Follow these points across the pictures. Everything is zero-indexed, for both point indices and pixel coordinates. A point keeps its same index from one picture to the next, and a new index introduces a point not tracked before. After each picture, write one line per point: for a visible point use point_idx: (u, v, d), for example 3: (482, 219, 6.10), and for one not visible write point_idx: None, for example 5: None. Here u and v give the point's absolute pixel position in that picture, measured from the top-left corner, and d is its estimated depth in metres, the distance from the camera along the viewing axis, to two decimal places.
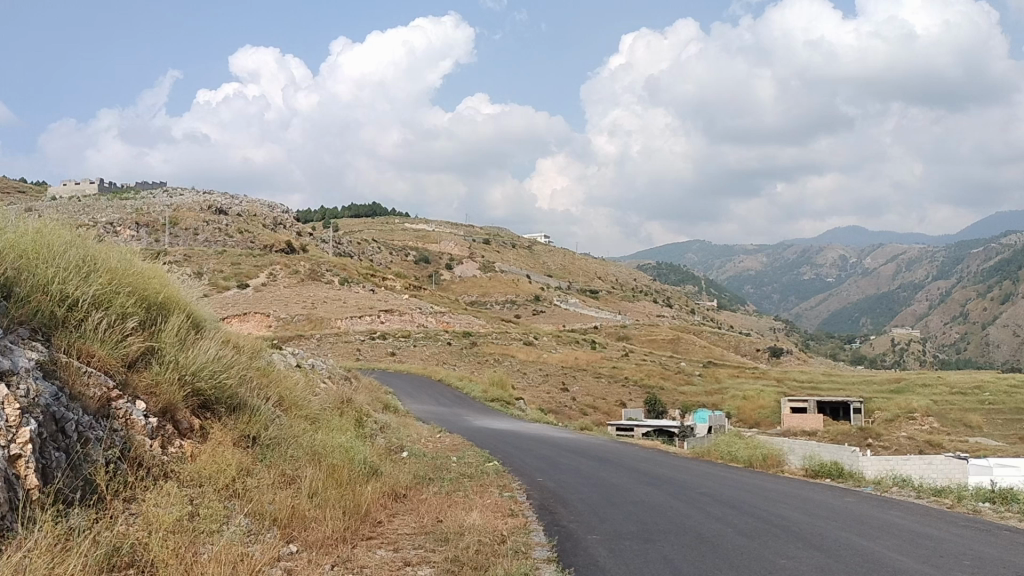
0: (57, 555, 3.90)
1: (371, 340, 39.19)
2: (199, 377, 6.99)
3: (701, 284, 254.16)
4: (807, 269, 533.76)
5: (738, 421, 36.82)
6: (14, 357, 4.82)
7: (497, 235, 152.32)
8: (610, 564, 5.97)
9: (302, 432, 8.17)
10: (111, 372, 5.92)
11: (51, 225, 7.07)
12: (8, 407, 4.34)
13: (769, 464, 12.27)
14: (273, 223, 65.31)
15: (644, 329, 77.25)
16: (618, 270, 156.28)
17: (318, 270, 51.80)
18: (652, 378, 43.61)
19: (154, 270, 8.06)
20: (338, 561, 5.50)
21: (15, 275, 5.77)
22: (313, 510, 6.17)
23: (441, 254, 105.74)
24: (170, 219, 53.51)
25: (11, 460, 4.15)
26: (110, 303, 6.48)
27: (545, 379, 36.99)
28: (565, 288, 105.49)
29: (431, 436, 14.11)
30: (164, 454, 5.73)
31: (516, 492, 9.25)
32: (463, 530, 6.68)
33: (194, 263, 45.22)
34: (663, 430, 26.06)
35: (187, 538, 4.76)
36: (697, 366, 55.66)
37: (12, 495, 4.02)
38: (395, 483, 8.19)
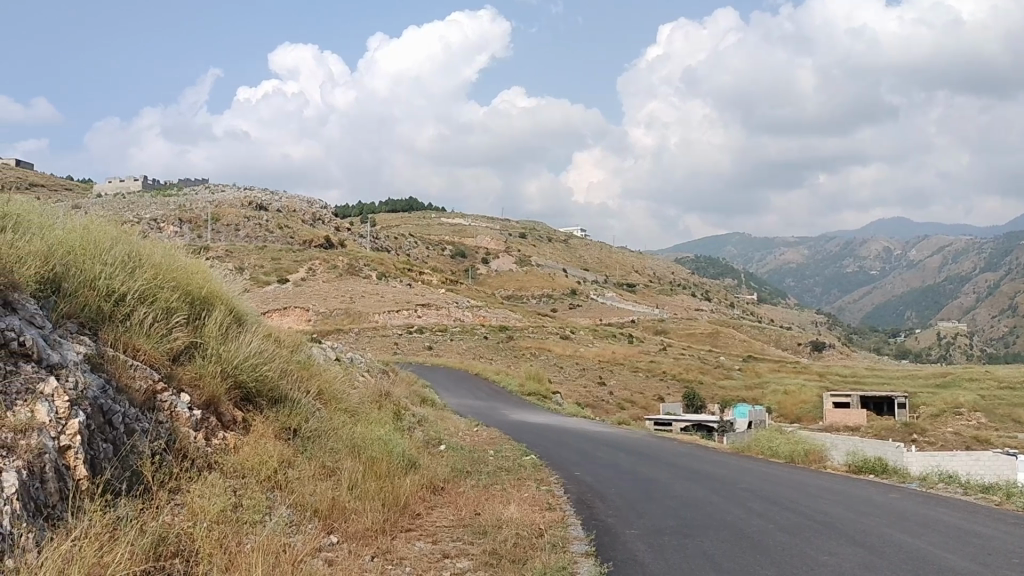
0: (105, 543, 4.01)
1: (408, 334, 39.52)
2: (242, 370, 7.13)
3: (742, 278, 252.60)
4: (852, 262, 533.74)
5: (779, 417, 36.49)
6: (64, 351, 4.97)
7: (535, 228, 152.72)
8: (649, 560, 5.97)
9: (342, 425, 8.26)
10: (157, 365, 6.08)
11: (98, 222, 7.26)
12: (58, 399, 4.48)
13: (811, 460, 12.14)
14: (312, 219, 66.05)
15: (683, 323, 76.87)
16: (655, 264, 155.89)
17: (357, 265, 52.27)
18: (691, 373, 43.40)
19: (198, 266, 8.23)
20: (378, 552, 5.60)
21: (63, 271, 5.92)
22: (353, 502, 6.25)
23: (479, 249, 106.14)
24: (212, 215, 54.42)
25: (61, 451, 4.27)
26: (155, 298, 6.63)
27: (582, 374, 36.94)
28: (602, 281, 105.48)
29: (468, 430, 14.20)
30: (209, 446, 5.87)
31: (553, 485, 9.29)
32: (501, 524, 6.72)
33: (236, 259, 45.96)
34: (702, 426, 25.91)
35: (231, 529, 4.86)
36: (736, 360, 55.23)
37: (63, 486, 4.15)
38: (433, 476, 8.27)
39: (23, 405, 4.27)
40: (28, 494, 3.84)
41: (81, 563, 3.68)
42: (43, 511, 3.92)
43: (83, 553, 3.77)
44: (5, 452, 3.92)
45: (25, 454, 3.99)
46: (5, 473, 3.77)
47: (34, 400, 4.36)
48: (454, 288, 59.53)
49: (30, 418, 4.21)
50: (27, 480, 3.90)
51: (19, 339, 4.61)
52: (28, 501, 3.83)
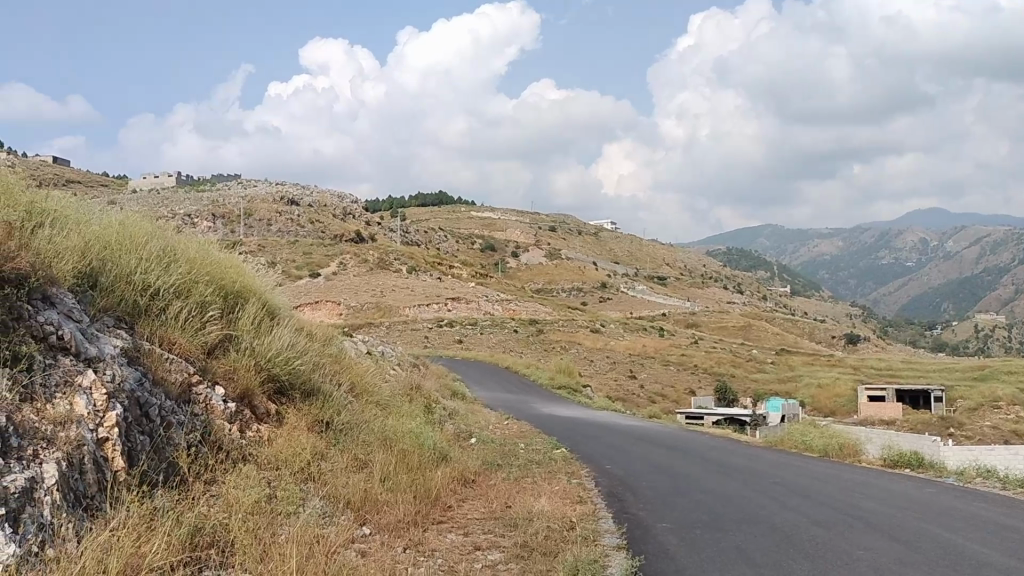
0: (143, 532, 4.07)
1: (439, 327, 39.70)
2: (275, 363, 7.21)
3: (774, 269, 250.74)
4: (886, 253, 533.76)
5: (812, 410, 36.19)
6: (101, 345, 5.05)
7: (565, 222, 152.60)
8: (681, 553, 5.95)
9: (373, 418, 8.32)
10: (192, 358, 6.16)
11: (134, 218, 7.37)
12: (96, 392, 4.56)
13: (845, 453, 12.04)
14: (343, 213, 66.52)
15: (714, 316, 76.45)
16: (686, 256, 155.06)
17: (387, 259, 52.58)
18: (722, 366, 43.18)
19: (232, 260, 8.34)
20: (410, 544, 5.63)
21: (100, 266, 5.99)
22: (385, 494, 6.31)
23: (508, 242, 106.27)
24: (245, 210, 55.00)
25: (99, 443, 4.35)
26: (190, 292, 6.73)
27: (612, 367, 36.91)
28: (633, 274, 105.23)
29: (499, 423, 14.25)
30: (243, 437, 5.93)
31: (585, 478, 9.30)
32: (532, 516, 6.74)
33: (268, 253, 46.43)
34: (734, 419, 25.77)
35: (265, 520, 4.92)
36: (769, 353, 54.84)
37: (102, 476, 4.22)
38: (464, 469, 8.30)
39: (63, 397, 4.34)
40: (67, 485, 3.90)
41: (120, 553, 3.73)
42: (83, 501, 3.99)
43: (122, 544, 3.81)
44: (45, 443, 3.97)
45: (64, 445, 4.05)
46: (45, 464, 3.84)
47: (74, 392, 4.44)
48: (484, 281, 59.64)
49: (70, 410, 4.29)
50: (67, 471, 3.96)
51: (58, 333, 4.68)
52: (68, 492, 3.90)
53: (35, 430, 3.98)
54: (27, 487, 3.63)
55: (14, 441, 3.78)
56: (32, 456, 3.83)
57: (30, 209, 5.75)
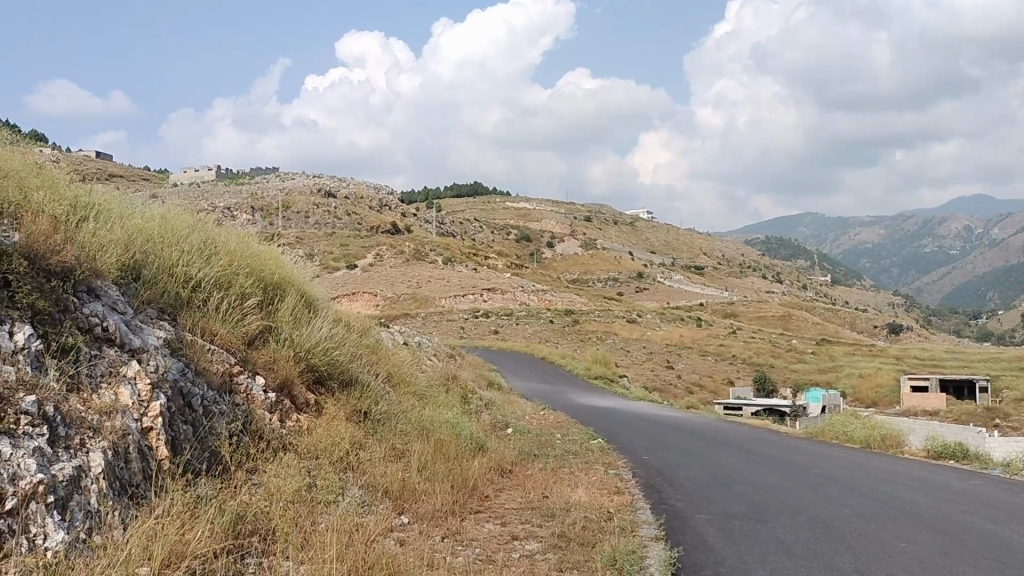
0: (186, 521, 4.12)
1: (475, 317, 39.83)
2: (314, 354, 7.28)
3: (814, 257, 247.99)
4: (929, 242, 533.58)
5: (853, 401, 35.71)
6: (145, 336, 5.14)
7: (600, 212, 152.15)
8: (720, 544, 5.92)
9: (410, 408, 8.37)
10: (233, 349, 6.24)
11: (176, 211, 7.48)
12: (140, 382, 4.64)
13: (887, 445, 11.88)
14: (379, 205, 66.94)
15: (753, 306, 75.72)
16: (724, 245, 153.86)
17: (423, 251, 52.82)
18: (761, 356, 42.77)
19: (271, 253, 8.44)
20: (449, 533, 5.67)
21: (143, 258, 6.08)
22: (423, 483, 6.35)
23: (544, 232, 106.21)
24: (283, 203, 55.62)
25: (144, 433, 4.43)
26: (230, 285, 6.83)
27: (649, 357, 36.72)
28: (671, 264, 104.77)
29: (535, 413, 14.26)
30: (283, 427, 5.99)
31: (622, 470, 9.27)
32: (569, 507, 6.75)
33: (305, 245, 46.90)
34: (773, 410, 25.52)
35: (306, 509, 4.98)
36: (809, 343, 54.17)
37: (146, 466, 4.30)
38: (501, 458, 8.32)
39: (108, 388, 4.43)
40: (113, 473, 3.98)
41: (165, 539, 3.79)
42: (129, 490, 4.07)
43: (166, 530, 3.87)
44: (91, 432, 4.04)
45: (110, 435, 4.12)
46: (92, 453, 3.91)
47: (118, 382, 4.52)
48: (520, 272, 59.64)
49: (115, 400, 4.37)
50: (113, 459, 4.03)
51: (103, 324, 4.77)
52: (114, 481, 3.96)
53: (83, 420, 4.06)
54: (75, 475, 3.70)
55: (62, 430, 3.86)
56: (80, 445, 3.90)
57: (75, 203, 5.85)
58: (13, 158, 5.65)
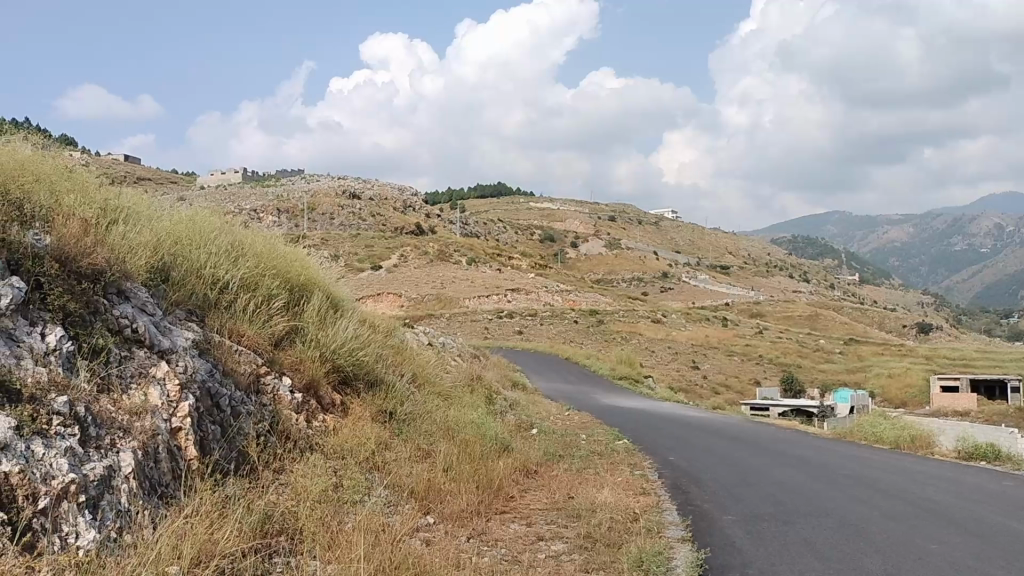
0: (215, 520, 4.15)
1: (499, 318, 39.87)
2: (339, 354, 7.32)
3: (842, 255, 245.91)
4: (959, 240, 532.89)
5: (882, 402, 35.32)
6: (174, 337, 5.18)
7: (624, 212, 151.76)
8: (747, 546, 5.89)
9: (436, 408, 8.39)
10: (260, 350, 6.29)
11: (203, 213, 7.55)
12: (170, 383, 4.69)
13: (918, 445, 11.75)
14: (403, 206, 67.22)
15: (780, 306, 75.14)
16: (749, 245, 152.90)
17: (447, 251, 52.98)
18: (788, 356, 42.45)
19: (297, 254, 8.50)
20: (474, 533, 5.68)
21: (172, 261, 6.13)
22: (448, 483, 6.36)
23: (568, 233, 106.23)
24: (308, 204, 56.01)
25: (173, 433, 4.48)
26: (257, 286, 6.88)
27: (674, 357, 36.53)
28: (696, 264, 104.41)
29: (560, 414, 14.25)
30: (310, 428, 6.03)
31: (648, 470, 9.23)
32: (596, 507, 6.72)
33: (330, 246, 47.18)
34: (800, 411, 25.31)
35: (332, 508, 5.00)
36: (836, 343, 53.66)
37: (176, 466, 4.34)
38: (526, 459, 8.30)
39: (138, 388, 4.47)
40: (143, 472, 4.01)
41: (194, 539, 3.81)
42: (158, 490, 4.10)
43: (196, 530, 3.89)
44: (122, 432, 4.08)
45: (140, 435, 4.16)
46: (122, 453, 3.94)
47: (148, 383, 4.57)
48: (544, 272, 59.59)
49: (144, 400, 4.41)
50: (142, 459, 4.06)
51: (133, 327, 4.81)
52: (144, 479, 4.00)
53: (113, 421, 4.09)
54: (106, 475, 3.73)
55: (93, 430, 3.89)
56: (110, 445, 3.93)
57: (104, 207, 5.91)
58: (46, 162, 5.73)
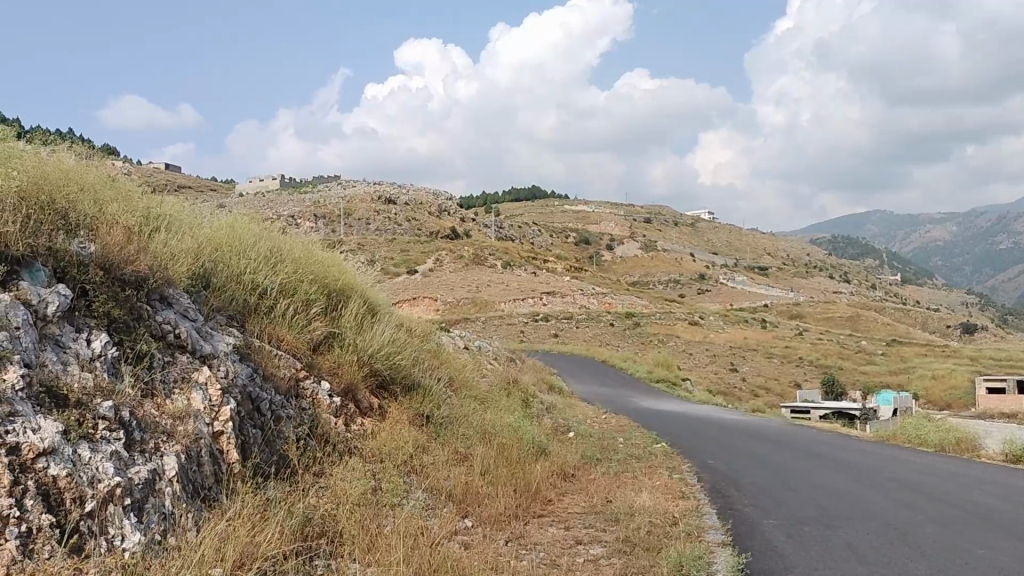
0: (256, 523, 4.16)
1: (535, 321, 39.91)
2: (376, 358, 7.34)
3: (883, 255, 245.04)
4: (1005, 239, 532.44)
5: (927, 403, 34.70)
6: (215, 341, 5.24)
7: (660, 213, 151.04)
8: (789, 550, 5.79)
9: (473, 412, 8.39)
10: (299, 354, 6.35)
11: (242, 220, 7.63)
12: (211, 387, 4.73)
13: (963, 448, 11.54)
14: (438, 211, 67.67)
15: (821, 307, 74.18)
16: (788, 246, 151.47)
17: (482, 255, 53.16)
18: (829, 358, 41.89)
19: (335, 259, 8.56)
20: (512, 537, 5.67)
21: (212, 266, 6.20)
22: (486, 486, 6.36)
23: (604, 235, 106.19)
24: (345, 210, 56.60)
25: (215, 437, 4.52)
26: (295, 290, 6.94)
27: (712, 360, 36.23)
28: (734, 265, 103.83)
29: (597, 417, 14.18)
30: (348, 431, 6.06)
31: (687, 474, 9.12)
32: (634, 511, 6.66)
33: (367, 251, 47.61)
34: (843, 413, 24.91)
35: (371, 511, 5.00)
36: (878, 344, 52.80)
37: (218, 469, 4.37)
38: (564, 462, 8.29)
39: (180, 393, 4.50)
40: (186, 476, 4.05)
41: (236, 542, 3.82)
42: (200, 493, 4.13)
43: (238, 531, 3.90)
44: (165, 436, 4.12)
45: (183, 439, 4.19)
46: (167, 456, 3.98)
47: (190, 388, 4.61)
48: (580, 275, 59.45)
49: (187, 404, 4.45)
50: (186, 462, 4.10)
51: (176, 332, 4.87)
52: (187, 483, 4.04)
53: (157, 425, 4.13)
54: (150, 477, 3.76)
55: (137, 435, 3.92)
56: (154, 448, 3.98)
57: (148, 214, 5.98)
58: (90, 172, 5.81)
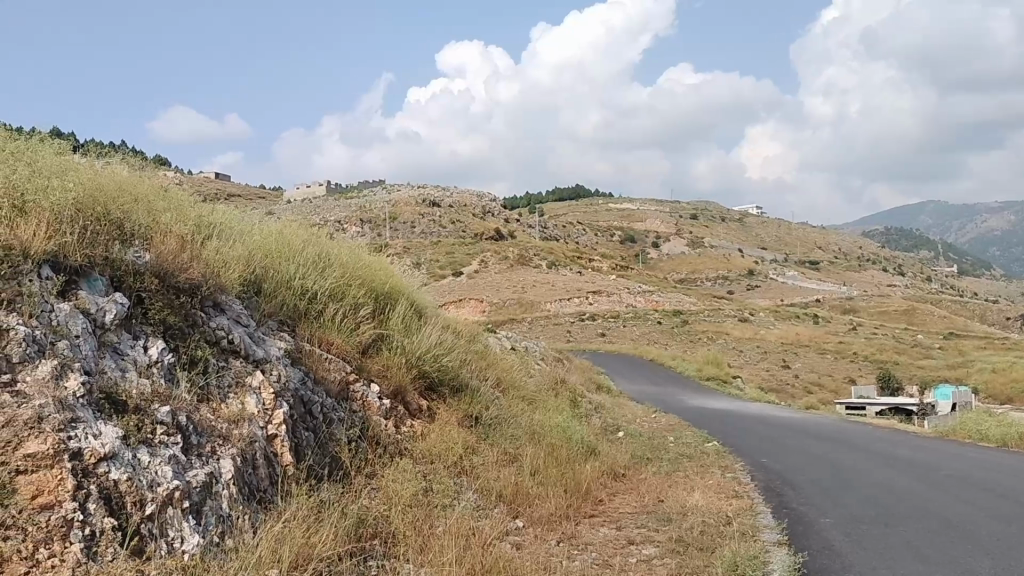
0: (310, 524, 4.15)
1: (582, 321, 39.73)
2: (425, 360, 7.34)
3: (939, 247, 242.67)
4: None
5: (987, 398, 33.56)
6: (266, 346, 5.27)
7: (707, 209, 149.10)
8: (847, 549, 5.65)
9: (521, 413, 8.35)
10: (348, 357, 6.36)
11: (291, 226, 7.69)
12: (265, 392, 4.75)
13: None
14: (483, 212, 67.90)
15: (875, 301, 72.39)
16: (839, 239, 148.59)
17: (527, 255, 53.09)
18: (884, 353, 40.88)
19: (382, 263, 8.59)
20: (564, 537, 5.61)
21: (263, 273, 6.23)
22: (536, 487, 6.30)
23: (649, 232, 105.59)
24: (390, 214, 57.03)
25: (269, 440, 4.54)
26: (344, 295, 6.96)
27: (763, 357, 35.66)
28: (784, 260, 102.55)
29: (646, 416, 14.02)
30: (399, 432, 6.06)
31: (740, 473, 8.96)
32: (687, 510, 6.57)
33: (413, 254, 47.89)
34: (900, 409, 24.29)
35: (423, 513, 4.97)
36: (936, 338, 51.48)
37: (272, 471, 4.40)
38: (614, 462, 8.19)
39: (235, 397, 4.54)
40: (242, 478, 4.07)
41: (293, 542, 3.82)
42: (256, 494, 4.15)
43: (293, 533, 3.90)
44: (221, 439, 4.14)
45: (238, 442, 4.21)
46: (222, 459, 4.00)
47: (244, 392, 4.64)
48: (626, 274, 58.86)
49: (241, 409, 4.48)
50: (241, 465, 4.12)
51: (229, 338, 4.89)
52: (243, 486, 4.06)
53: (212, 428, 4.16)
54: (207, 481, 3.77)
55: (194, 439, 3.95)
56: (210, 452, 4.00)
57: (199, 221, 6.02)
58: (143, 183, 5.87)
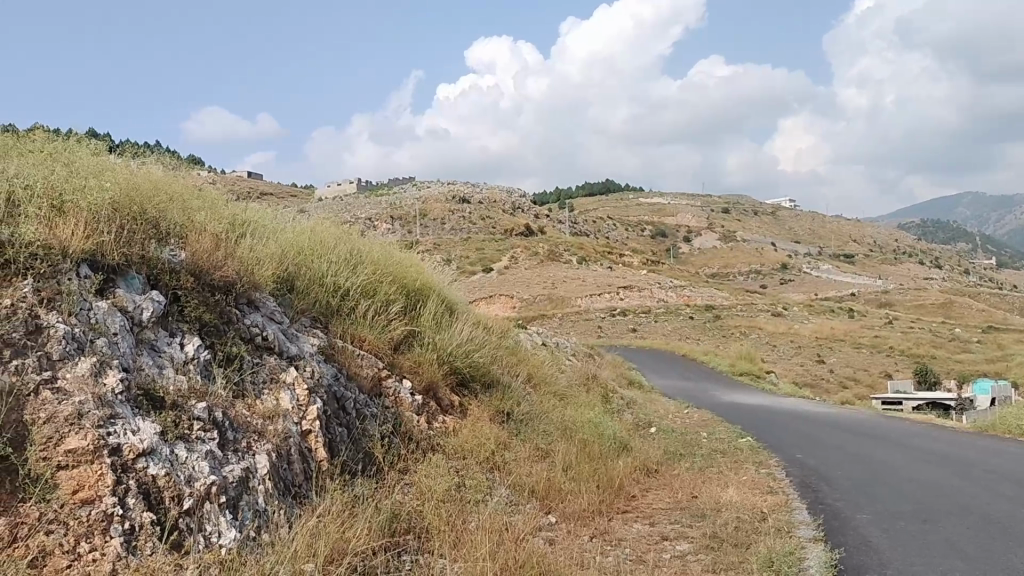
0: (345, 519, 4.19)
1: (613, 317, 39.56)
2: (457, 356, 7.36)
3: (976, 238, 240.92)
4: None
5: None
6: (300, 343, 5.31)
7: (740, 203, 147.86)
8: (884, 546, 5.60)
9: (552, 408, 8.34)
10: (380, 354, 6.40)
11: (322, 224, 7.74)
12: (298, 388, 4.80)
13: None
14: (513, 208, 67.85)
15: (910, 294, 71.47)
16: (875, 231, 147.23)
17: (558, 251, 52.95)
18: (921, 347, 40.28)
19: (412, 259, 8.62)
20: (597, 533, 5.61)
21: (295, 270, 6.27)
22: (568, 483, 6.29)
23: (681, 227, 104.96)
24: (420, 212, 57.17)
25: (304, 435, 4.58)
26: (376, 291, 7.01)
27: (797, 352, 35.30)
28: (817, 253, 101.57)
29: (678, 412, 13.93)
30: (431, 428, 6.07)
31: (775, 469, 8.89)
32: (720, 506, 6.54)
33: (444, 251, 47.96)
34: (938, 404, 23.91)
35: (457, 508, 4.99)
36: (974, 332, 50.65)
37: (307, 466, 4.43)
38: (646, 458, 8.14)
39: (269, 393, 4.58)
40: (277, 473, 4.11)
41: (328, 537, 3.85)
42: (292, 490, 4.19)
43: (328, 527, 3.93)
44: (256, 435, 4.18)
45: (273, 438, 4.25)
46: (258, 455, 4.04)
47: (279, 388, 4.68)
48: (657, 268, 58.43)
49: (276, 405, 4.52)
50: (276, 461, 4.16)
51: (263, 335, 4.95)
52: (278, 481, 4.09)
53: (248, 425, 4.20)
54: (243, 475, 3.82)
55: (230, 434, 4.00)
56: (246, 448, 4.04)
57: (233, 221, 6.07)
58: (177, 183, 5.93)
